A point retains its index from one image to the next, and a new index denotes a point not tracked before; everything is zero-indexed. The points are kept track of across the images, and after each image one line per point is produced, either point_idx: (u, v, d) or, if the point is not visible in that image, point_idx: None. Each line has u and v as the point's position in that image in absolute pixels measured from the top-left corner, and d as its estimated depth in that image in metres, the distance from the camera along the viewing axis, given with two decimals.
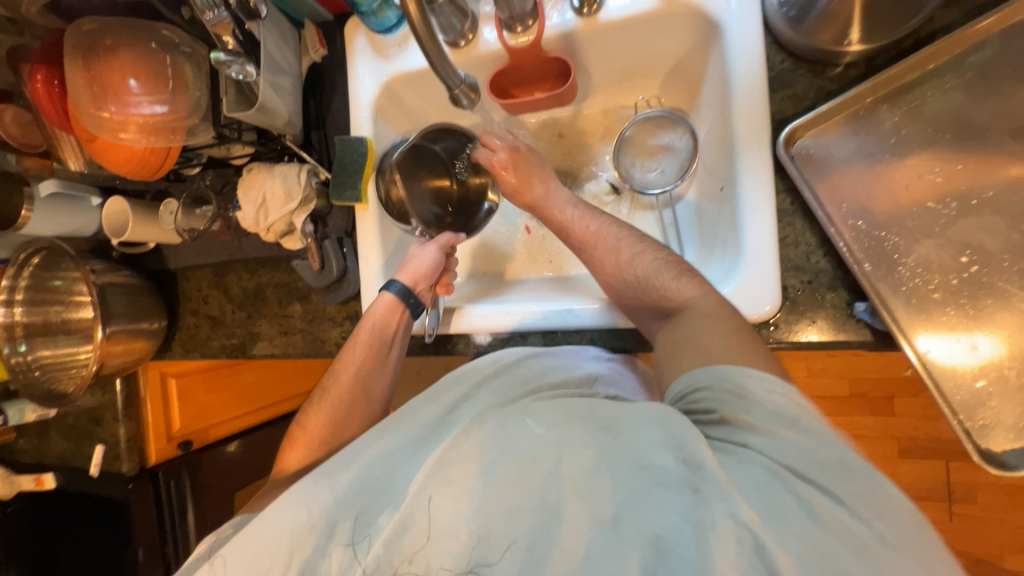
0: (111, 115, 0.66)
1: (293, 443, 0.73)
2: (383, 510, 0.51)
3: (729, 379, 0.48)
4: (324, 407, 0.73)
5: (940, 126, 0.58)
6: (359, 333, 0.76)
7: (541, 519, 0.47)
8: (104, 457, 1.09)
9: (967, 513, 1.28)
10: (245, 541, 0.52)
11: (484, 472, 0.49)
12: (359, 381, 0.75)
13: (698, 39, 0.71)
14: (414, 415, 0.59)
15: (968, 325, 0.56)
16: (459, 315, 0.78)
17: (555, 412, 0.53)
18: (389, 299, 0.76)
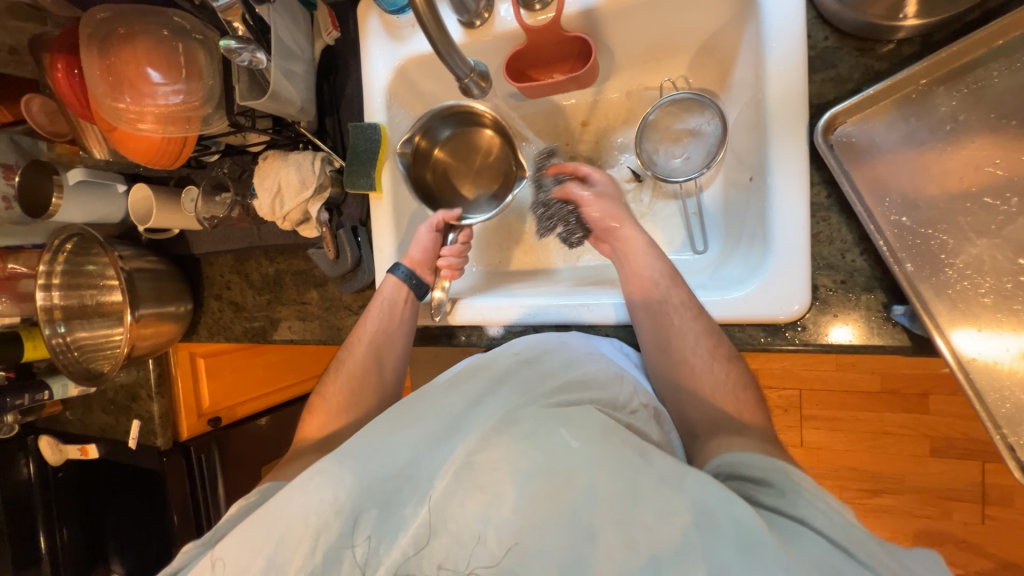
0: (129, 106, 0.67)
1: (311, 415, 0.75)
2: (409, 504, 0.52)
3: (783, 468, 0.48)
4: (340, 379, 0.76)
5: (1005, 111, 0.52)
6: (371, 309, 0.78)
7: (573, 536, 0.46)
8: (141, 431, 1.16)
9: (1002, 516, 1.22)
10: (260, 524, 0.50)
11: (518, 478, 0.50)
12: (373, 355, 0.77)
13: (732, 14, 0.65)
14: (443, 405, 0.58)
15: (1021, 333, 0.51)
16: (463, 307, 0.77)
17: (590, 425, 0.52)
18: (396, 282, 0.77)
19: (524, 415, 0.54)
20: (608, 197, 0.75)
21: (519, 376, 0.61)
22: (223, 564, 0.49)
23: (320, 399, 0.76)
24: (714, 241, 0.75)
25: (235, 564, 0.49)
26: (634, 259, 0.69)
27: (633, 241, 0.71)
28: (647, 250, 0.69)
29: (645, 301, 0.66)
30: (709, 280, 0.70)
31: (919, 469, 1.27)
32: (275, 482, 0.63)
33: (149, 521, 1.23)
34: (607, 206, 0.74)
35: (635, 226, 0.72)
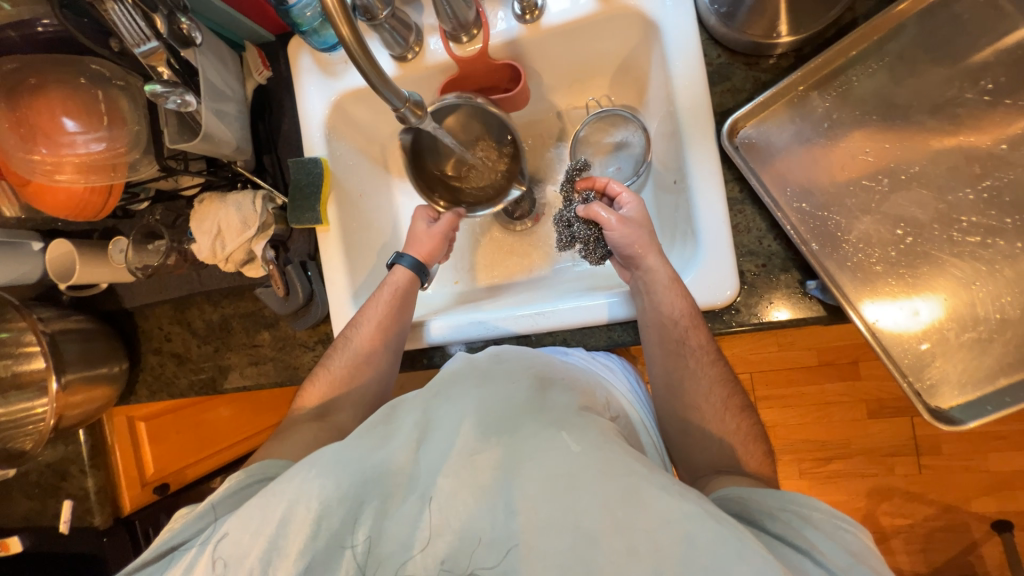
0: (44, 157, 0.63)
1: (315, 381, 0.76)
2: (408, 498, 0.49)
3: (786, 498, 0.50)
4: (346, 355, 0.75)
5: (867, 108, 0.62)
6: (381, 293, 0.77)
7: (575, 542, 0.43)
8: (74, 512, 1.04)
9: (935, 464, 1.36)
10: (258, 508, 0.48)
11: (517, 481, 0.48)
12: (378, 340, 0.75)
13: (639, 40, 0.73)
14: (445, 406, 0.56)
15: (910, 293, 0.59)
16: (433, 325, 0.78)
17: (590, 432, 0.51)
18: (405, 272, 0.79)
19: (526, 415, 0.54)
20: (634, 222, 0.69)
21: (519, 373, 0.60)
22: (218, 549, 0.47)
23: (324, 368, 0.76)
24: None
25: (230, 551, 0.47)
26: (656, 296, 0.65)
27: (655, 276, 0.66)
28: (668, 286, 0.65)
29: (659, 332, 0.66)
30: None
31: (862, 432, 1.39)
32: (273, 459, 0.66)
33: None
34: (630, 234, 0.68)
35: (659, 256, 0.67)
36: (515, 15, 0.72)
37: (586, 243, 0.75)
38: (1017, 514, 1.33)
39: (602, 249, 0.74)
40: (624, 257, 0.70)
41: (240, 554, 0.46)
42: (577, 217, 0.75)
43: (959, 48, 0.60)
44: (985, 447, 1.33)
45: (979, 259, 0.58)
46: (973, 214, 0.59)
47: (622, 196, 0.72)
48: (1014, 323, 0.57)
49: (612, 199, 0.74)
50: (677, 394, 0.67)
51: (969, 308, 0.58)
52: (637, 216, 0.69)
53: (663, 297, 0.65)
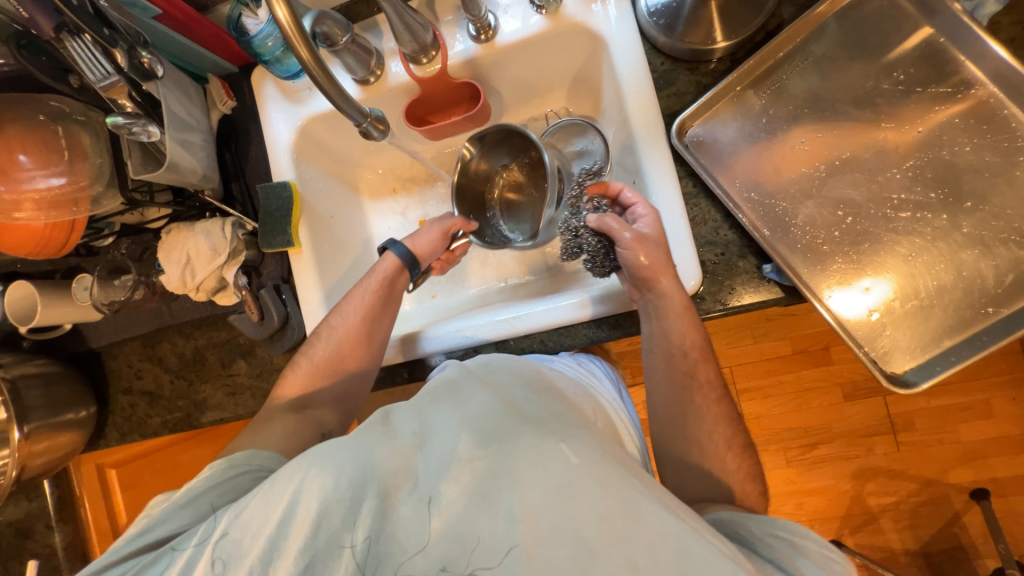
0: (2, 195, 0.63)
1: (295, 371, 0.75)
2: (407, 500, 0.49)
3: (775, 523, 0.53)
4: (328, 343, 0.74)
5: (798, 103, 0.68)
6: (370, 280, 0.77)
7: (575, 553, 0.44)
8: (40, 572, 0.97)
9: (910, 439, 1.41)
10: (262, 502, 0.49)
11: (517, 493, 0.47)
12: (365, 329, 0.75)
13: (589, 53, 0.78)
14: (443, 410, 0.55)
15: (856, 270, 0.63)
16: (419, 340, 0.79)
17: (590, 444, 0.50)
18: (394, 260, 0.78)
19: (525, 421, 0.52)
20: (651, 240, 0.65)
21: (516, 381, 0.59)
22: (216, 549, 0.49)
23: (305, 358, 0.75)
24: None
25: (228, 550, 0.49)
26: (666, 323, 0.66)
27: (668, 301, 0.65)
28: (681, 315, 0.65)
29: (666, 359, 0.68)
30: None
31: (839, 415, 1.44)
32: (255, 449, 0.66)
33: None
34: (645, 255, 0.64)
35: (674, 281, 0.65)
36: (471, 36, 0.76)
37: (592, 254, 0.72)
38: (992, 482, 1.38)
39: (609, 262, 0.71)
40: (636, 279, 0.67)
41: (239, 552, 0.49)
42: (585, 227, 0.72)
43: (872, 45, 0.66)
44: (954, 419, 1.39)
45: (915, 232, 0.63)
46: (903, 191, 0.64)
47: (636, 207, 0.68)
48: (951, 289, 0.61)
49: (623, 206, 0.71)
50: (667, 382, 0.68)
51: (910, 279, 0.62)
52: (654, 234, 0.65)
53: (675, 325, 0.65)
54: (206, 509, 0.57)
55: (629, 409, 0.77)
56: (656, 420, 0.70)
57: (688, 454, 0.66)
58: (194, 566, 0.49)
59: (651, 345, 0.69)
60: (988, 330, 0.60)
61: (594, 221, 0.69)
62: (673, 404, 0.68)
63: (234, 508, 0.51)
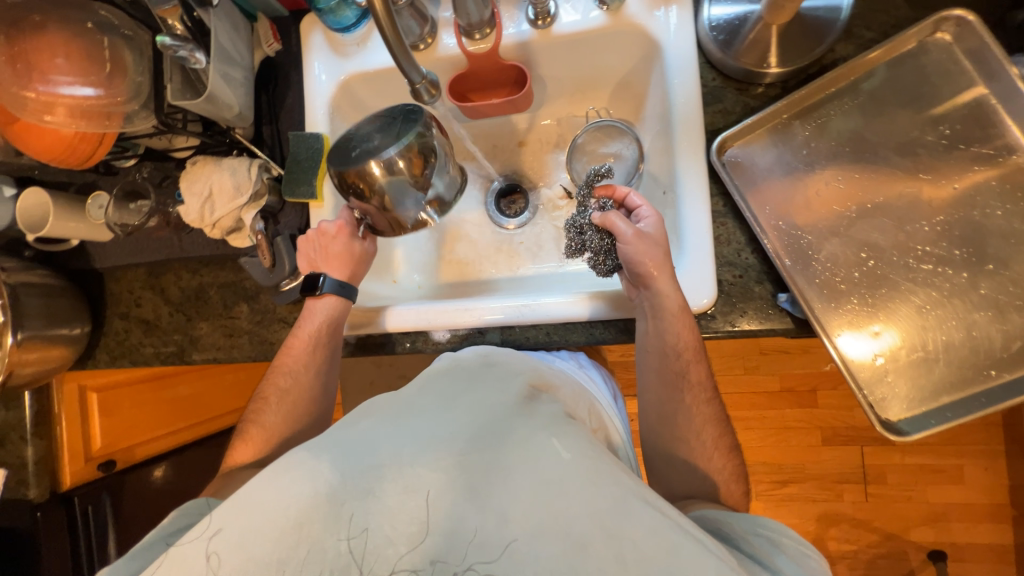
0: (38, 96, 0.62)
1: (245, 439, 0.75)
2: (391, 494, 0.49)
3: (759, 523, 0.55)
4: (280, 404, 0.76)
5: (840, 141, 0.68)
6: (310, 325, 0.77)
7: (567, 549, 0.45)
8: (7, 483, 0.96)
9: (879, 492, 1.42)
10: (246, 509, 0.50)
11: (510, 487, 0.49)
12: (314, 366, 0.77)
13: (642, 57, 0.77)
14: (432, 406, 0.59)
15: (869, 313, 0.64)
16: (388, 314, 0.79)
17: (578, 440, 0.53)
18: (332, 297, 0.76)
19: (514, 417, 0.56)
20: (651, 238, 0.66)
21: (508, 381, 0.62)
22: (211, 544, 0.49)
23: (255, 424, 0.76)
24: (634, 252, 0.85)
25: (222, 547, 0.48)
26: (663, 322, 0.66)
27: (664, 300, 0.65)
28: (676, 315, 0.66)
29: (660, 359, 0.68)
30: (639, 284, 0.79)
31: (815, 458, 1.45)
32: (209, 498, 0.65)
33: None
34: (644, 251, 0.66)
35: (671, 280, 0.65)
36: (528, 20, 0.75)
37: (595, 253, 0.71)
38: (952, 546, 1.40)
39: (612, 261, 0.71)
40: (635, 275, 0.67)
41: (233, 554, 0.48)
42: (590, 225, 0.71)
43: (923, 96, 0.66)
44: (925, 480, 1.41)
45: (932, 285, 0.63)
46: (928, 244, 0.64)
47: (641, 210, 0.70)
48: (958, 347, 0.62)
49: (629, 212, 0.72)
50: (659, 388, 0.69)
51: (919, 331, 0.63)
52: (655, 234, 0.67)
53: (671, 324, 0.66)
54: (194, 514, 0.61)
55: (622, 419, 0.79)
56: (647, 414, 0.71)
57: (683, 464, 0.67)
58: (189, 563, 0.49)
59: (664, 364, 0.68)
60: (988, 392, 0.61)
61: (598, 218, 0.69)
62: (658, 395, 0.70)
63: (230, 504, 0.51)
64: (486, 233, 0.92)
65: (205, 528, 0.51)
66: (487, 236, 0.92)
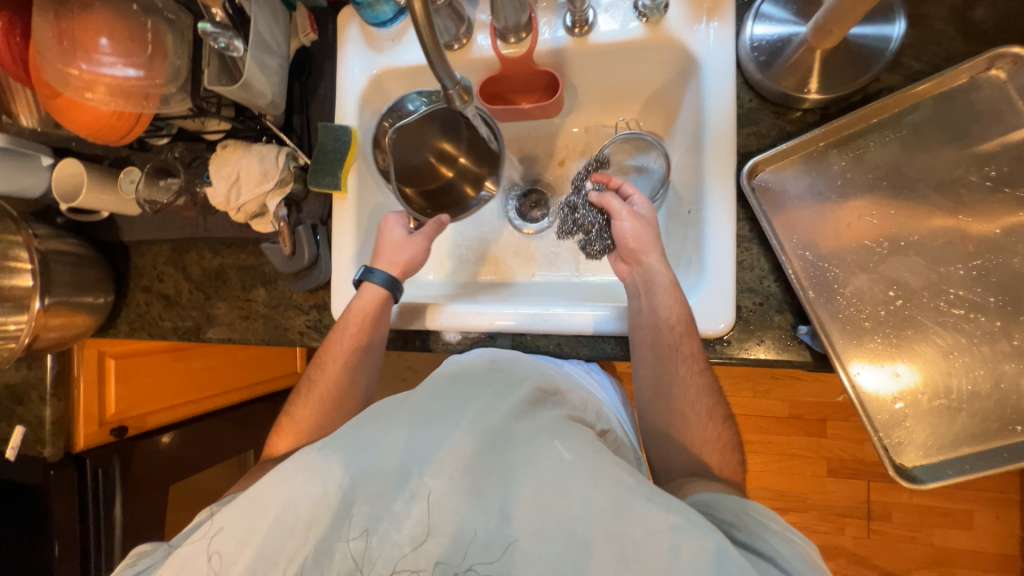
0: (81, 73, 0.63)
1: (281, 431, 0.77)
2: (397, 498, 0.50)
3: (747, 505, 0.53)
4: (313, 398, 0.77)
5: (878, 174, 0.65)
6: (348, 324, 0.76)
7: (568, 546, 0.46)
8: (24, 440, 1.01)
9: (883, 530, 1.39)
10: (247, 509, 0.51)
11: (514, 491, 0.49)
12: (348, 367, 0.77)
13: (678, 72, 0.76)
14: (434, 403, 0.58)
15: (892, 354, 0.62)
16: (434, 311, 0.78)
17: (582, 442, 0.53)
18: (377, 289, 0.76)
19: (520, 420, 0.55)
20: (643, 219, 0.72)
21: (513, 384, 0.61)
22: (213, 544, 0.50)
23: (289, 418, 0.78)
24: None
25: (224, 547, 0.50)
26: (655, 297, 0.67)
27: (656, 275, 0.68)
28: (668, 290, 0.67)
29: (652, 335, 0.67)
30: None
31: (819, 489, 1.42)
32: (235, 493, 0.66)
33: (17, 551, 1.04)
34: (637, 228, 0.71)
35: (660, 258, 0.70)
36: (565, 27, 0.74)
37: (589, 231, 0.83)
38: None
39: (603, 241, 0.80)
40: (626, 250, 0.72)
41: (233, 556, 0.49)
42: (586, 204, 0.84)
43: (969, 134, 0.63)
44: (932, 522, 1.37)
45: (961, 331, 0.61)
46: (960, 288, 0.62)
47: (635, 198, 0.75)
48: (983, 398, 0.60)
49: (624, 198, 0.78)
50: (653, 389, 0.68)
51: (943, 377, 0.61)
52: (648, 215, 0.73)
53: (662, 298, 0.67)
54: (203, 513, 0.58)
55: (630, 425, 0.79)
56: (641, 388, 0.70)
57: None
58: (192, 561, 0.50)
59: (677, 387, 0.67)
60: (1010, 447, 0.59)
61: (595, 197, 0.75)
62: (652, 368, 0.68)
63: (231, 506, 0.52)
64: (504, 236, 0.92)
65: (207, 530, 0.52)
66: (503, 238, 0.91)
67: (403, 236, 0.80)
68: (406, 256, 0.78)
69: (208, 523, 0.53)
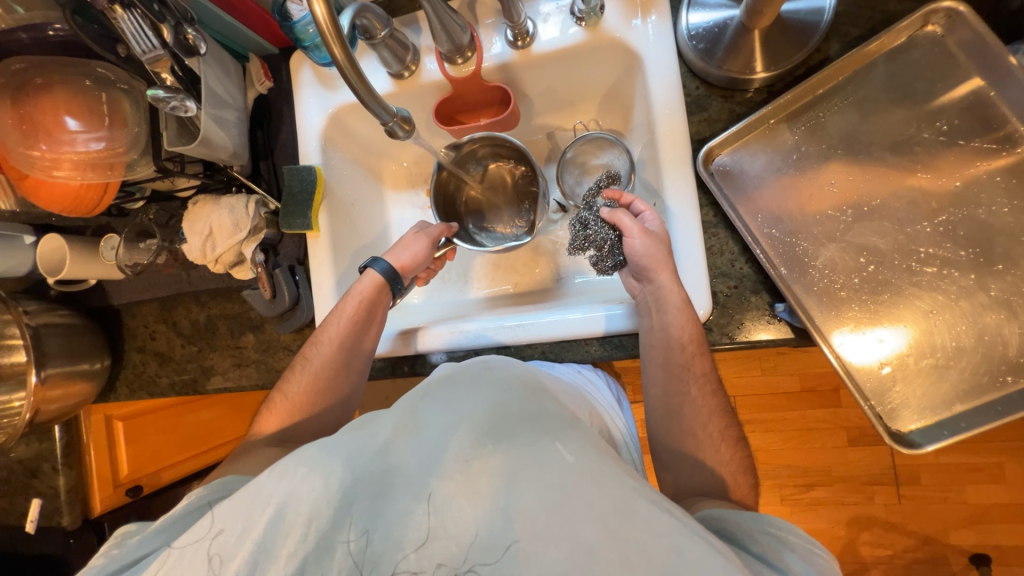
0: (43, 153, 0.66)
1: (270, 409, 0.77)
2: (402, 499, 0.52)
3: (766, 521, 0.53)
4: (303, 376, 0.77)
5: (833, 143, 0.65)
6: (347, 305, 0.77)
7: (572, 551, 0.45)
8: (42, 511, 1.01)
9: (912, 494, 1.36)
10: (247, 503, 0.52)
11: (515, 490, 0.49)
12: (341, 357, 0.76)
13: (625, 69, 0.77)
14: (435, 406, 0.59)
15: (872, 320, 0.62)
16: (421, 335, 0.79)
17: (584, 443, 0.53)
18: (376, 277, 0.78)
19: (521, 420, 0.55)
20: (655, 237, 0.67)
21: (511, 381, 0.62)
22: (213, 545, 0.50)
23: (281, 394, 0.77)
24: None
25: (225, 546, 0.50)
26: (667, 316, 0.65)
27: (667, 296, 0.65)
28: (680, 309, 0.65)
29: (664, 353, 0.66)
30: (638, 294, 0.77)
31: (840, 459, 1.40)
32: (240, 475, 0.66)
33: None
34: (649, 247, 0.66)
35: (673, 276, 0.65)
36: (508, 41, 0.76)
37: (600, 248, 0.74)
38: (994, 548, 1.33)
39: (616, 257, 0.73)
40: (638, 269, 0.67)
41: (230, 554, 0.49)
42: (596, 220, 0.74)
43: (917, 91, 0.63)
44: (962, 480, 1.34)
45: (938, 289, 0.60)
46: (931, 246, 0.61)
47: (645, 214, 0.69)
48: (970, 352, 0.59)
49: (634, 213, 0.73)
50: (664, 408, 0.68)
51: (927, 337, 0.60)
52: (661, 232, 0.67)
53: (674, 318, 0.65)
54: (200, 502, 0.60)
55: (628, 425, 0.78)
56: (652, 407, 0.70)
57: (685, 481, 0.66)
58: (191, 562, 0.49)
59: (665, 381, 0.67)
60: (1004, 399, 0.58)
61: (606, 214, 0.71)
62: (664, 388, 0.68)
63: (230, 504, 0.53)
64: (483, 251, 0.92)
65: (206, 521, 0.52)
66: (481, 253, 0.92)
67: (411, 236, 0.81)
68: (409, 254, 0.80)
69: (210, 515, 0.53)
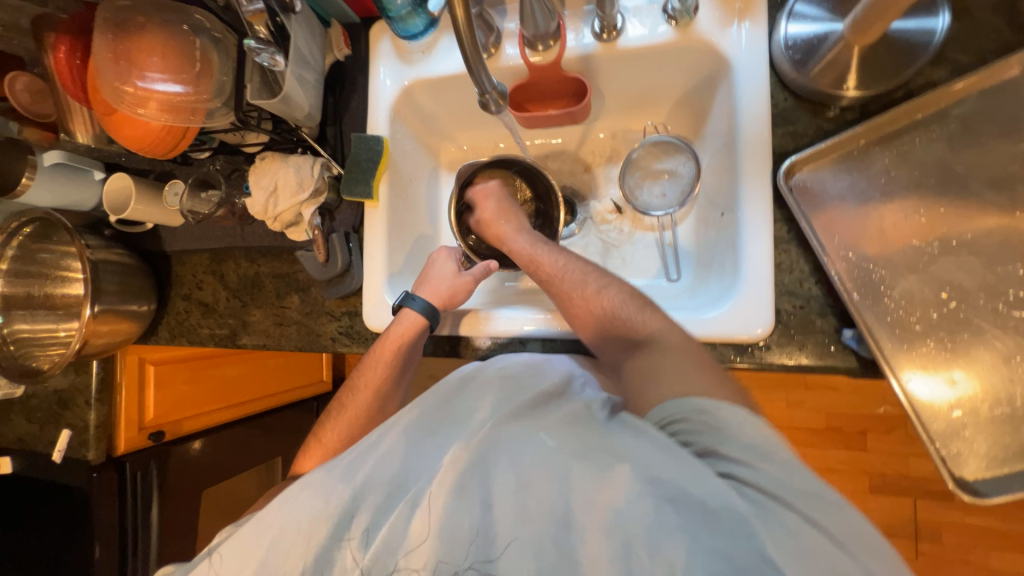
0: (134, 91, 0.67)
1: (308, 452, 0.78)
2: (399, 500, 0.53)
3: (690, 412, 0.51)
4: (338, 423, 0.77)
5: (925, 171, 0.63)
6: (383, 351, 0.76)
7: (552, 530, 0.47)
8: (70, 443, 1.03)
9: (932, 551, 1.30)
10: (262, 526, 0.54)
11: (501, 478, 0.50)
12: (376, 402, 0.77)
13: (708, 74, 0.75)
14: (430, 403, 0.60)
15: (947, 359, 0.59)
16: (467, 319, 0.79)
17: (566, 424, 0.52)
18: (416, 317, 0.76)
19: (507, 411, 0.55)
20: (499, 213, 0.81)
21: (512, 375, 0.60)
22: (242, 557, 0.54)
23: (316, 439, 0.78)
24: (686, 273, 0.81)
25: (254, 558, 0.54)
26: (573, 288, 0.71)
27: (555, 273, 0.73)
28: (582, 281, 0.71)
29: (588, 319, 0.68)
30: (689, 302, 0.76)
31: (860, 506, 1.34)
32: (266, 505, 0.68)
33: (57, 553, 1.07)
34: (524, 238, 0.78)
35: (553, 251, 0.76)
36: (592, 33, 0.75)
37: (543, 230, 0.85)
38: None
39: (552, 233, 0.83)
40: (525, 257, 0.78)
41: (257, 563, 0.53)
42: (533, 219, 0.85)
43: None
44: (986, 544, 1.28)
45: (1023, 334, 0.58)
46: (1021, 289, 0.58)
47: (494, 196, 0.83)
48: None
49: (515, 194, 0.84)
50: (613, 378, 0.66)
51: (1004, 383, 0.57)
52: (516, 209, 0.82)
53: (574, 291, 0.70)
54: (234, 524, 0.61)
55: None
56: None
57: None
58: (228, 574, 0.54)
59: None
60: None
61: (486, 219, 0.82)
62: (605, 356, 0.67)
63: (248, 529, 0.55)
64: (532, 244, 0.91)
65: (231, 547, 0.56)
66: None
67: (453, 271, 0.81)
68: (447, 288, 0.79)
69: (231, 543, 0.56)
